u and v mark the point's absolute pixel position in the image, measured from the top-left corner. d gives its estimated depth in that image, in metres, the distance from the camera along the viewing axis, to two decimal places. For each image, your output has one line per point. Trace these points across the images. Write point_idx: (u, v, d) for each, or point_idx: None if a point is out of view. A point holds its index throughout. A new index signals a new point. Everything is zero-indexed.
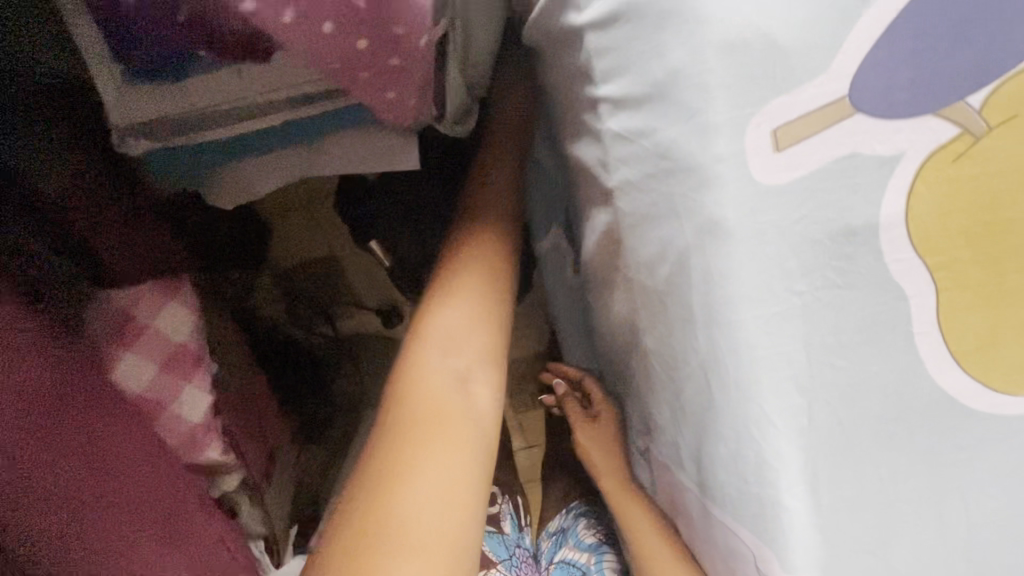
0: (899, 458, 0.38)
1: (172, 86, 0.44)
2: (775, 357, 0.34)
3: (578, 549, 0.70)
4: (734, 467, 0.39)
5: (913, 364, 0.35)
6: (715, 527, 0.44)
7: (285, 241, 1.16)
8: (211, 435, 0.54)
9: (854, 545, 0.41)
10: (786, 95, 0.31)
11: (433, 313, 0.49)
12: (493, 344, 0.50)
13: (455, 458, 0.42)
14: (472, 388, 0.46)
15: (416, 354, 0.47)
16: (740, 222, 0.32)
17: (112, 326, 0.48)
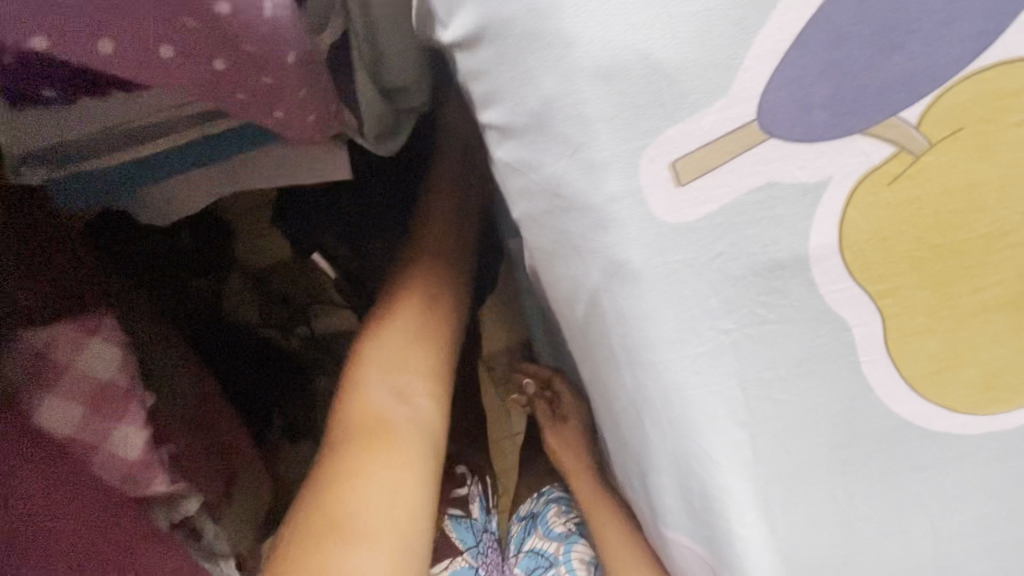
0: (856, 482, 0.36)
1: (53, 117, 0.40)
2: (708, 396, 0.32)
3: (548, 538, 0.66)
4: (681, 497, 0.37)
5: (859, 392, 0.33)
6: (673, 550, 0.42)
7: (254, 244, 1.13)
8: (152, 472, 0.51)
9: (815, 564, 0.39)
10: (681, 125, 0.28)
11: (376, 332, 0.54)
12: (434, 351, 0.54)
13: (400, 458, 0.46)
14: (413, 397, 0.50)
15: (366, 366, 0.52)
16: (648, 263, 0.30)
17: (30, 367, 0.46)
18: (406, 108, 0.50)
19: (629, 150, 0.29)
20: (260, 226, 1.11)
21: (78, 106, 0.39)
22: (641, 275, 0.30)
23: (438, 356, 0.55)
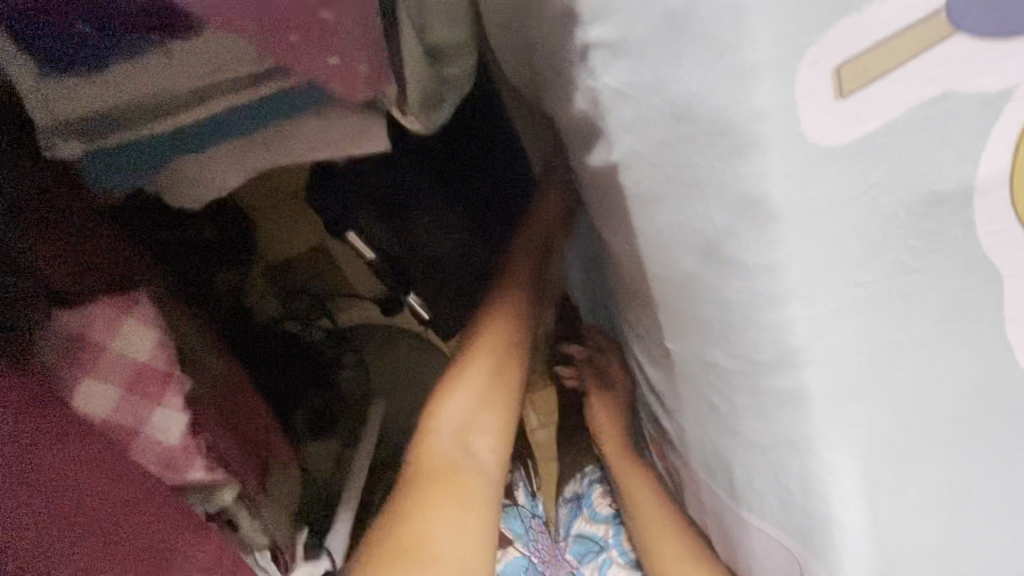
0: (977, 460, 0.32)
1: (93, 77, 0.38)
2: (829, 361, 0.29)
3: (595, 520, 0.71)
4: (774, 476, 0.33)
5: (999, 354, 0.30)
6: (750, 534, 0.39)
7: (275, 238, 1.14)
8: (193, 456, 0.49)
9: (917, 555, 0.36)
10: (856, 17, 0.25)
11: (441, 393, 0.59)
12: (498, 411, 0.60)
13: (463, 522, 0.52)
14: (477, 451, 0.57)
15: (425, 445, 0.56)
16: (788, 197, 0.27)
17: (63, 350, 0.44)
18: (452, 76, 0.47)
19: (788, 49, 0.25)
20: (282, 220, 1.12)
21: (123, 63, 0.38)
22: (778, 213, 0.27)
23: (505, 405, 0.60)
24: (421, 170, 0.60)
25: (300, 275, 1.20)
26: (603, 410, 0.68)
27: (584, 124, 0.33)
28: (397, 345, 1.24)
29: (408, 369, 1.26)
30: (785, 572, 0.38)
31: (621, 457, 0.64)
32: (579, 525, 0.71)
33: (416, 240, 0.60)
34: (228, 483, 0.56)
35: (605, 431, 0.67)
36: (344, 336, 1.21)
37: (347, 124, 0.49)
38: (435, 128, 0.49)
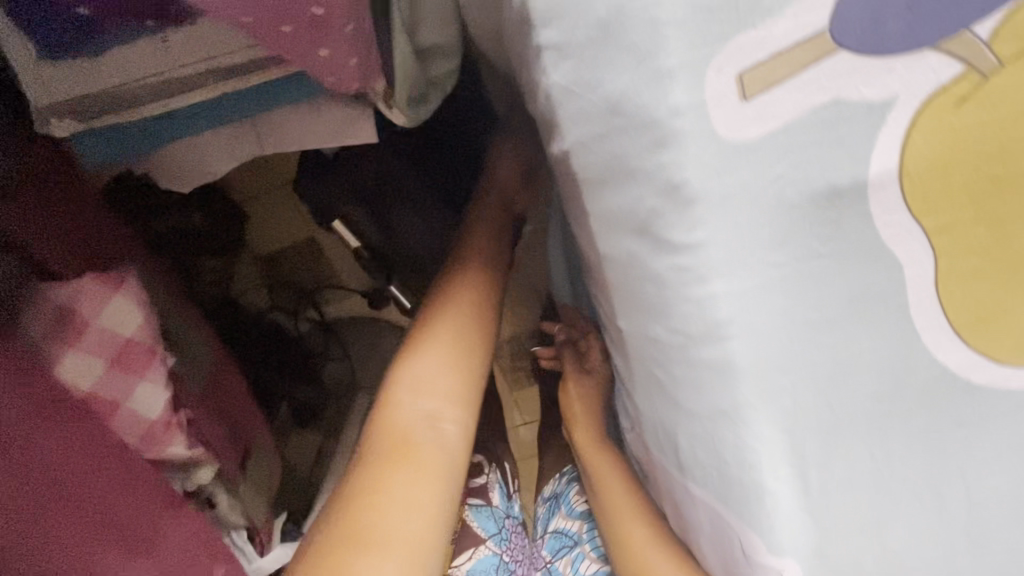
0: (894, 440, 0.36)
1: (88, 62, 0.40)
2: (751, 335, 0.33)
3: (571, 516, 0.67)
4: (712, 450, 0.36)
5: (907, 336, 0.33)
6: (698, 512, 0.42)
7: (267, 229, 1.17)
8: (172, 430, 0.51)
9: (848, 531, 0.39)
10: (754, 31, 0.30)
11: (404, 361, 0.56)
12: (464, 387, 0.56)
13: (425, 482, 0.50)
14: (441, 424, 0.53)
15: (389, 399, 0.54)
16: (706, 184, 0.31)
17: (52, 323, 0.45)
18: (436, 76, 0.49)
19: (698, 56, 0.30)
20: (273, 210, 1.15)
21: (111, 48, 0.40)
22: (694, 200, 0.31)
23: (471, 383, 0.57)
24: (408, 160, 0.64)
25: (290, 268, 1.22)
26: (577, 391, 0.67)
27: (545, 124, 0.36)
28: (382, 343, 1.24)
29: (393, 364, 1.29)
30: (729, 546, 0.41)
31: (594, 442, 0.63)
32: (557, 521, 0.68)
33: (396, 227, 0.65)
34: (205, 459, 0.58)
35: (580, 415, 0.65)
36: (329, 328, 1.24)
37: (337, 116, 0.52)
38: (417, 124, 0.52)
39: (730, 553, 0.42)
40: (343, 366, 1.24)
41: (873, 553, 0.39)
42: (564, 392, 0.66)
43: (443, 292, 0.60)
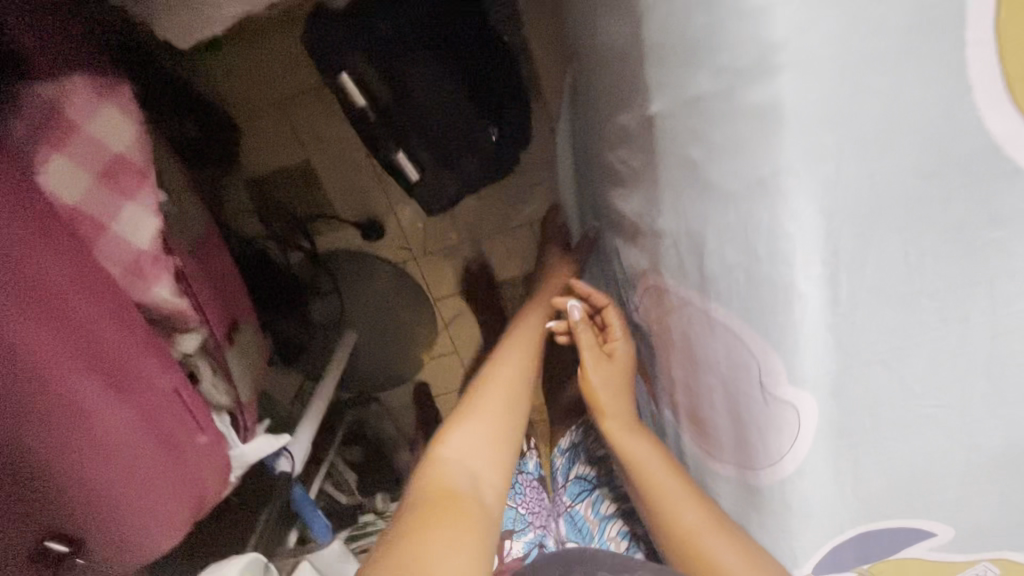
0: (927, 233, 0.34)
1: None
2: (804, 65, 0.28)
3: (589, 464, 0.90)
4: (744, 238, 0.35)
5: (959, 92, 0.29)
6: (720, 339, 0.41)
7: (258, 147, 1.13)
8: (160, 267, 0.51)
9: (868, 352, 0.39)
10: None
11: (460, 416, 0.69)
12: (499, 455, 0.65)
13: (464, 527, 0.54)
14: (482, 491, 0.61)
15: (434, 461, 0.63)
16: None
17: (38, 117, 0.45)
18: None
19: None
20: (265, 127, 1.11)
21: None
22: None
23: (506, 450, 0.66)
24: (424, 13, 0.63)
25: (279, 193, 1.19)
26: (603, 380, 0.68)
27: None
28: (376, 283, 1.30)
29: (381, 303, 1.32)
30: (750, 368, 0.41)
31: (624, 422, 0.67)
32: (577, 469, 0.91)
33: (408, 85, 0.62)
34: (194, 314, 0.56)
35: (611, 398, 0.67)
36: (321, 262, 1.25)
37: None
38: None
39: (745, 382, 0.42)
40: (333, 303, 1.28)
41: (887, 376, 0.41)
42: (588, 383, 0.68)
43: (496, 357, 0.77)
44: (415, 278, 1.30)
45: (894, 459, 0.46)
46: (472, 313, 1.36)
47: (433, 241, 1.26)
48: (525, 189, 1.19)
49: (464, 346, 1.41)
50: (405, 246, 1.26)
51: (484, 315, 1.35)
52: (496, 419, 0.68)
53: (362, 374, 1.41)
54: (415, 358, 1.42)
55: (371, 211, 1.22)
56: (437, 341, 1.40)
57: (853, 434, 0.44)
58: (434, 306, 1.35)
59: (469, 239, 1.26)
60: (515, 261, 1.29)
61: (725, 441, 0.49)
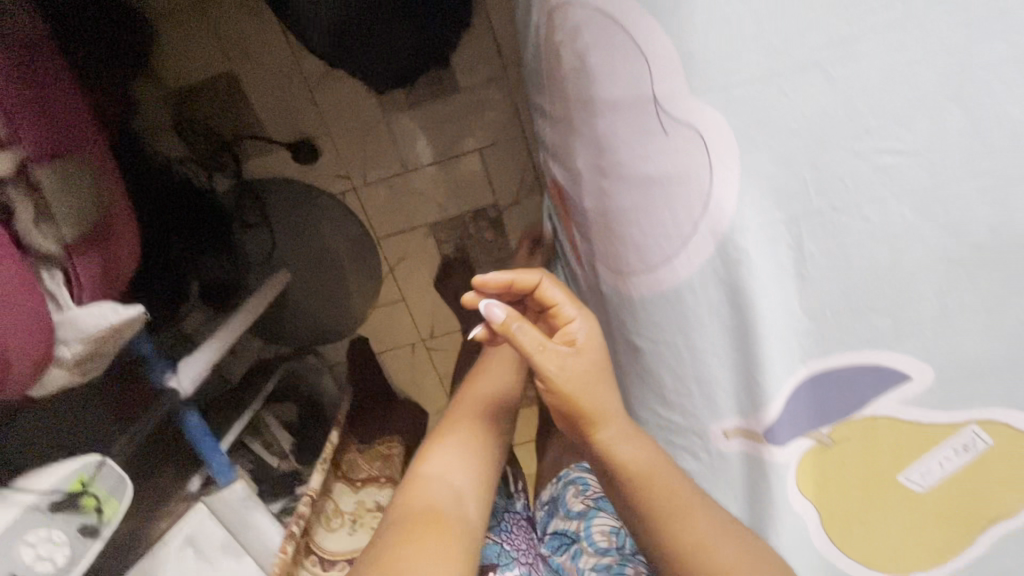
0: None
1: None
2: None
3: (569, 517, 0.85)
4: None
5: None
6: (624, 58, 0.39)
7: (179, 54, 1.04)
8: None
9: (797, 49, 0.36)
10: None
11: (442, 441, 0.68)
12: (479, 474, 0.66)
13: (450, 535, 0.56)
14: (465, 505, 0.62)
15: (416, 479, 0.63)
16: None
17: None
18: None
19: None
20: (184, 27, 1.01)
21: None
22: None
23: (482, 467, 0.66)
24: None
25: (201, 107, 1.08)
26: (574, 386, 0.46)
27: None
28: (317, 220, 1.19)
29: (320, 249, 1.22)
30: (641, 80, 0.39)
31: (621, 423, 0.48)
32: (557, 523, 0.86)
33: None
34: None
35: (596, 401, 0.46)
36: (250, 191, 1.16)
37: None
38: None
39: (648, 121, 0.39)
40: (265, 235, 1.19)
41: (823, 87, 0.36)
42: (561, 395, 0.46)
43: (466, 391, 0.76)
44: (357, 216, 1.20)
45: (845, 239, 0.37)
46: (418, 256, 1.25)
47: (374, 168, 1.15)
48: (468, 108, 1.10)
49: (411, 295, 1.29)
50: (343, 174, 1.15)
51: (448, 245, 1.23)
52: (475, 447, 0.68)
53: (296, 324, 1.31)
54: (358, 306, 1.30)
55: (302, 131, 1.11)
56: (383, 288, 1.29)
57: (795, 201, 0.37)
58: (377, 247, 1.24)
59: (412, 168, 1.16)
60: (463, 195, 1.19)
61: (641, 240, 0.42)
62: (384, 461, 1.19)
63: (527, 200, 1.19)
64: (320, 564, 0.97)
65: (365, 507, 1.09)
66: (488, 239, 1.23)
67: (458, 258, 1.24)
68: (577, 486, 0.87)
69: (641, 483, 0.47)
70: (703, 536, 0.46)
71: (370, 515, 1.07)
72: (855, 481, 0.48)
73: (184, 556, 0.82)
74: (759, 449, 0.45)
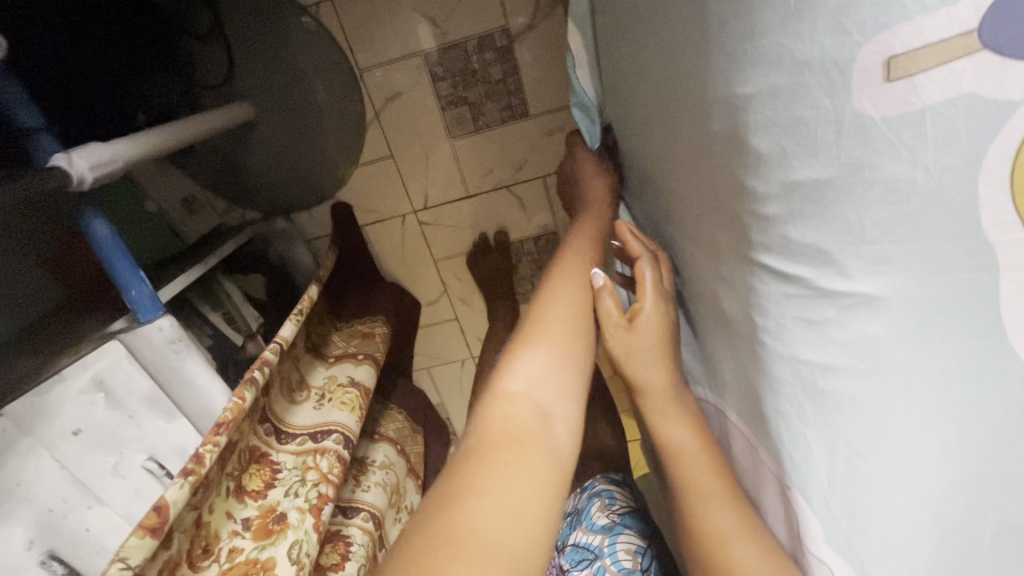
0: None
1: None
2: None
3: (591, 530, 0.79)
4: None
5: None
6: None
7: None
8: None
9: None
10: None
11: (532, 342, 0.53)
12: (572, 391, 0.51)
13: (529, 479, 0.42)
14: (552, 426, 0.47)
15: (496, 394, 0.49)
16: None
17: None
18: None
19: None
20: None
21: None
22: None
23: (577, 385, 0.51)
24: None
25: None
26: (627, 353, 0.53)
27: None
28: (286, 38, 0.98)
29: (291, 76, 1.01)
30: None
31: (671, 402, 0.53)
32: (576, 535, 0.81)
33: None
34: None
35: (641, 375, 0.53)
36: None
37: None
38: None
39: None
40: (219, 51, 0.97)
41: None
42: (613, 359, 0.55)
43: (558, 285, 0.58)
44: (336, 39, 0.98)
45: None
46: (411, 95, 1.02)
47: None
48: None
49: (401, 149, 1.07)
50: None
51: (447, 85, 1.01)
52: (570, 351, 0.52)
53: (263, 180, 1.10)
54: (338, 162, 1.09)
55: None
56: (367, 139, 1.06)
57: None
58: (360, 82, 1.01)
59: None
60: (465, 12, 0.95)
61: None
62: (364, 340, 1.02)
63: (545, 22, 0.96)
64: (275, 434, 0.75)
65: (336, 381, 0.90)
66: (495, 76, 1.00)
67: (457, 102, 1.02)
68: (602, 499, 0.83)
69: (674, 459, 0.51)
70: (707, 492, 0.49)
71: (341, 389, 0.88)
72: None
73: (93, 401, 0.63)
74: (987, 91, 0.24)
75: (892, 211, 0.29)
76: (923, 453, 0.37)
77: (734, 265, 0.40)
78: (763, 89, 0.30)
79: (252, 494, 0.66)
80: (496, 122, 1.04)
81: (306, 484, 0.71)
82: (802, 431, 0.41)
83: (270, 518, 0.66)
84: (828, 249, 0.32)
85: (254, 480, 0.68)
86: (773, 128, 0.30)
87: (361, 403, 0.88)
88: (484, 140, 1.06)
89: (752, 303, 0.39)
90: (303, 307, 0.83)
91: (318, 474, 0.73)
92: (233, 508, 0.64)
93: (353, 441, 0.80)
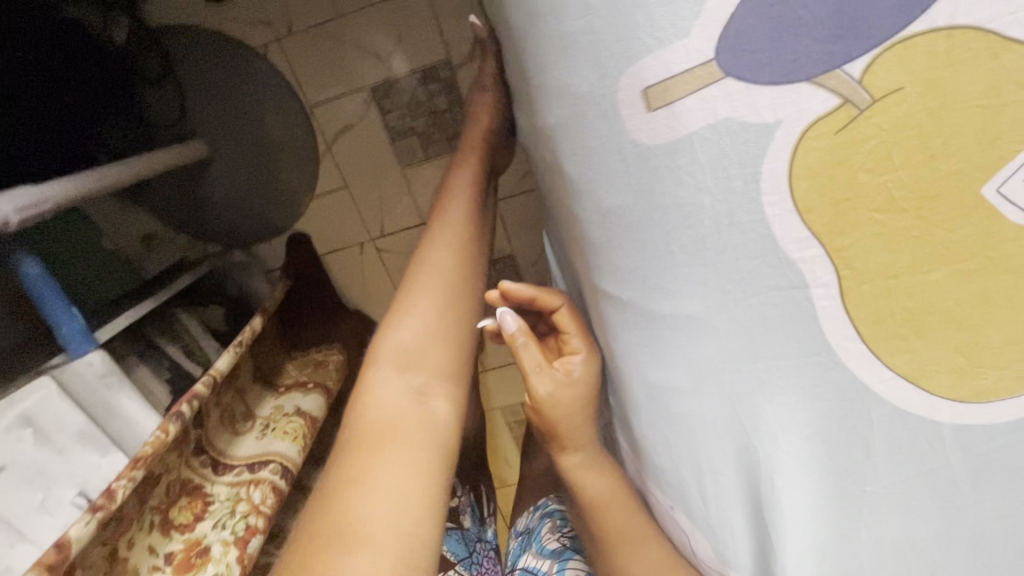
0: None
1: None
2: None
3: (541, 555, 0.75)
4: None
5: None
6: None
7: None
8: None
9: None
10: None
11: (400, 317, 0.51)
12: (450, 354, 0.50)
13: (407, 456, 0.41)
14: (429, 402, 0.46)
15: (370, 377, 0.48)
16: None
17: None
18: None
19: None
20: None
21: None
22: None
23: (452, 347, 0.50)
24: None
25: None
26: (559, 407, 0.48)
27: None
28: (242, 83, 1.03)
29: (247, 118, 1.05)
30: None
31: (587, 452, 0.51)
32: (526, 559, 0.77)
33: None
34: None
35: (578, 432, 0.50)
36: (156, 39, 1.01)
37: None
38: None
39: None
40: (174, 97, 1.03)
41: None
42: (547, 415, 0.49)
43: (421, 255, 0.56)
44: (285, 76, 1.02)
45: None
46: (361, 128, 1.05)
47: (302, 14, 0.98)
48: None
49: (355, 178, 1.10)
50: (265, 20, 0.99)
51: (395, 118, 1.04)
52: (437, 315, 0.51)
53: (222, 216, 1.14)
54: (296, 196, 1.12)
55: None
56: (321, 171, 1.09)
57: None
58: (310, 118, 1.05)
59: (345, 14, 0.97)
60: (408, 48, 0.99)
61: None
62: (316, 368, 1.03)
63: None
64: (211, 466, 0.75)
65: (282, 411, 0.90)
66: (441, 107, 1.02)
67: (406, 133, 1.05)
68: (553, 520, 0.78)
69: (597, 506, 0.51)
70: (631, 535, 0.50)
71: (285, 419, 0.88)
72: (926, 210, 0.27)
73: (20, 438, 0.63)
74: (743, 112, 0.27)
75: (691, 234, 0.31)
76: (783, 458, 0.36)
77: (591, 288, 0.41)
78: (559, 120, 0.32)
79: (178, 527, 0.67)
80: (445, 151, 1.06)
81: (235, 515, 0.71)
82: (663, 455, 0.42)
83: (194, 551, 0.66)
84: (649, 272, 0.34)
85: (183, 512, 0.68)
86: (576, 158, 0.33)
87: (306, 432, 0.88)
88: (435, 168, 1.08)
89: (607, 325, 0.41)
90: (247, 338, 0.86)
91: (248, 505, 0.72)
92: (157, 543, 0.64)
93: (292, 472, 0.80)
